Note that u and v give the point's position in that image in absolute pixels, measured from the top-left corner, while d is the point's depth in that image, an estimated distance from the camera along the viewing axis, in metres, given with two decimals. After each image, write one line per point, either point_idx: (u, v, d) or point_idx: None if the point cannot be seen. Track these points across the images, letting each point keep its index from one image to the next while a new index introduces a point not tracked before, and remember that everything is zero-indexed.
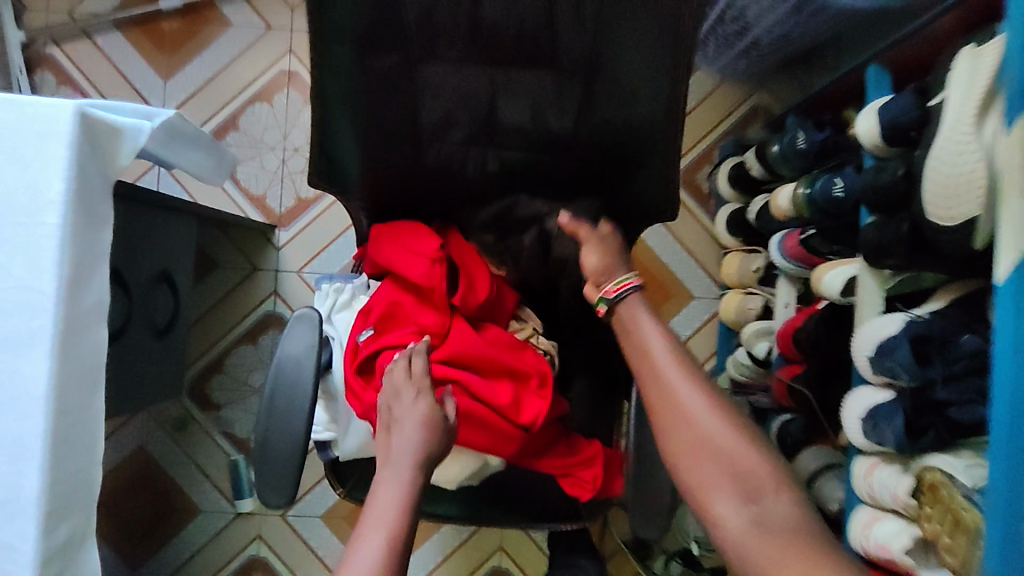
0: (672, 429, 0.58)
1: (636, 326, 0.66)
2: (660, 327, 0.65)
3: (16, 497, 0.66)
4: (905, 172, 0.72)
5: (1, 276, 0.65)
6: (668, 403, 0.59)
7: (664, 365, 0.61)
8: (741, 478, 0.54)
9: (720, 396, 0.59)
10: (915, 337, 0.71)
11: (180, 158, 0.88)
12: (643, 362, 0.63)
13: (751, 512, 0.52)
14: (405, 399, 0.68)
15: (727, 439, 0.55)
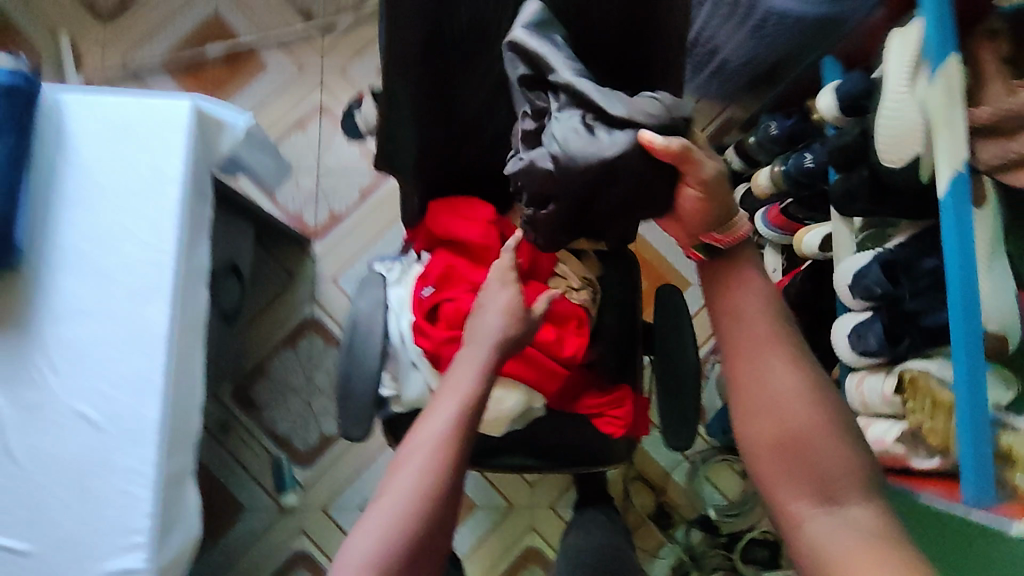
0: (755, 423, 0.59)
1: (737, 293, 0.63)
2: (764, 284, 0.64)
3: (142, 426, 0.76)
4: (861, 132, 0.90)
5: (129, 240, 0.77)
6: (762, 380, 0.59)
7: (762, 345, 0.61)
8: (824, 482, 0.57)
9: (814, 385, 0.59)
10: (885, 261, 0.87)
11: (251, 159, 1.02)
12: (744, 326, 0.61)
13: (832, 515, 0.56)
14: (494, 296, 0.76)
15: (814, 439, 0.57)
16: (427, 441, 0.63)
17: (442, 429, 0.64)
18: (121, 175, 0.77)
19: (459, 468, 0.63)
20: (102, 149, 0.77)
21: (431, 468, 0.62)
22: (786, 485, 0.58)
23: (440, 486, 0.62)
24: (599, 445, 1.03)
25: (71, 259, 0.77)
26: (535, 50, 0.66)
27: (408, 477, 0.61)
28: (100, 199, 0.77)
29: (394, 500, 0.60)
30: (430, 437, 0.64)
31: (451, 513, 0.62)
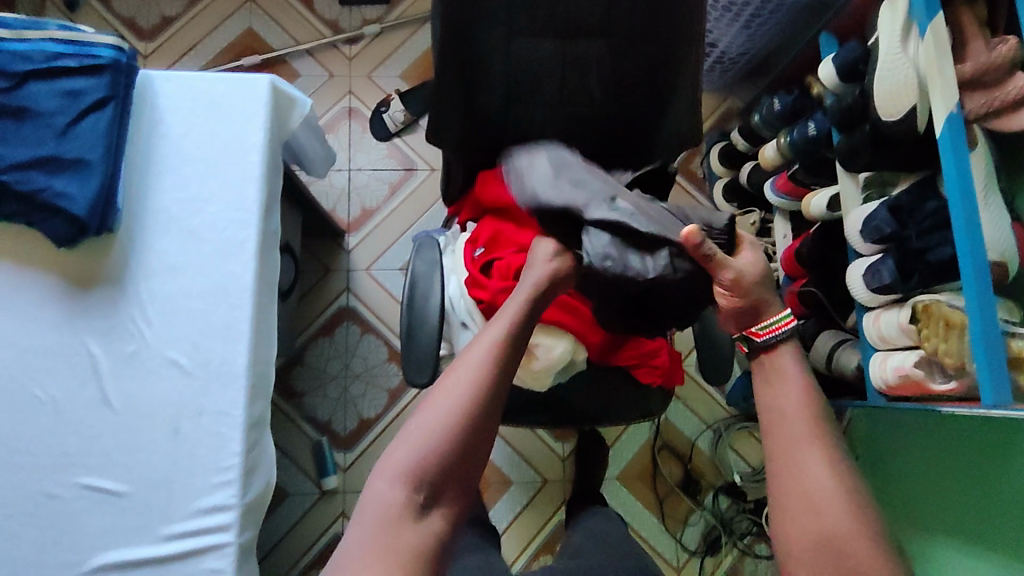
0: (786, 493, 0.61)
1: (780, 390, 0.66)
2: (803, 378, 0.66)
3: (231, 369, 0.82)
4: (861, 92, 1.01)
5: (216, 202, 0.86)
6: (791, 466, 0.62)
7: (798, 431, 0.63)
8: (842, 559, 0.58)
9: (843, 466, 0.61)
10: (892, 206, 0.96)
11: (308, 145, 1.11)
12: (778, 407, 0.65)
13: None
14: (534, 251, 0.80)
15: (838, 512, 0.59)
16: (465, 376, 0.65)
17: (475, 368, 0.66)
18: (208, 146, 0.88)
19: (492, 399, 0.65)
20: (190, 124, 0.88)
21: (467, 397, 0.64)
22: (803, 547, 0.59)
23: (472, 413, 0.64)
24: (636, 395, 1.10)
25: (163, 221, 0.86)
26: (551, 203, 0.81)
27: (448, 393, 0.64)
28: (190, 168, 0.87)
29: (429, 425, 0.62)
30: (466, 372, 0.66)
31: (483, 437, 0.64)
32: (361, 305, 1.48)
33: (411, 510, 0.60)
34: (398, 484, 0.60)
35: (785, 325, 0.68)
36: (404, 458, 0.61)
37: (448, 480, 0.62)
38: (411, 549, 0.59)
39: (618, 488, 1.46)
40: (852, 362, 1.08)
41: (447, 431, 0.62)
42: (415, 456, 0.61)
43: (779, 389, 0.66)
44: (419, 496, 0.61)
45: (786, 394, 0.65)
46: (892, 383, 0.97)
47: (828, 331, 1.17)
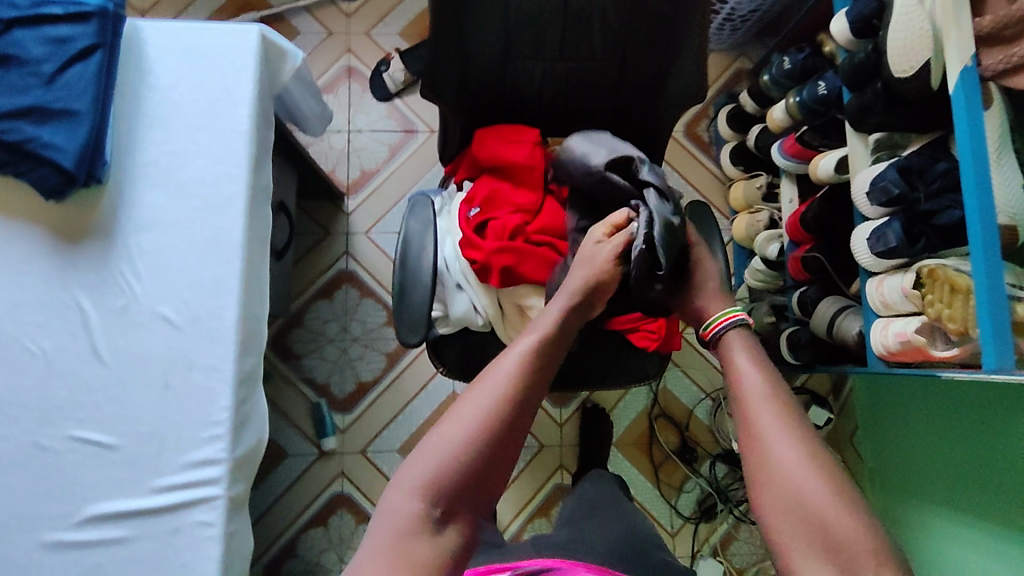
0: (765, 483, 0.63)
1: (751, 396, 0.69)
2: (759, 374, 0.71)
3: (221, 324, 0.82)
4: (875, 48, 0.97)
5: (204, 155, 0.84)
6: (764, 467, 0.63)
7: (768, 426, 0.66)
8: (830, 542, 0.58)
9: (813, 450, 0.64)
10: (901, 167, 0.93)
11: (303, 101, 1.08)
12: (752, 411, 0.68)
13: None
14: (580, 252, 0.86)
15: (817, 494, 0.60)
16: (490, 390, 0.67)
17: (502, 381, 0.68)
18: (196, 97, 0.85)
19: (520, 415, 0.66)
20: (178, 73, 0.85)
21: (492, 412, 0.65)
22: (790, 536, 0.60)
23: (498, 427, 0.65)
24: (631, 359, 1.09)
25: (151, 174, 0.84)
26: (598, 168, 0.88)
27: (470, 409, 0.65)
28: (177, 119, 0.85)
29: (451, 438, 0.63)
30: (491, 387, 0.67)
31: (506, 451, 0.65)
32: (359, 268, 1.48)
33: (424, 521, 0.60)
34: (414, 496, 0.60)
35: (726, 318, 0.79)
36: (419, 472, 0.61)
37: (467, 499, 0.62)
38: (424, 561, 0.59)
39: (615, 454, 1.47)
40: (853, 327, 1.05)
41: (471, 448, 0.63)
42: (429, 468, 0.62)
43: (747, 395, 0.69)
44: (434, 511, 0.61)
45: (756, 398, 0.69)
46: (893, 349, 0.95)
47: (829, 296, 1.13)
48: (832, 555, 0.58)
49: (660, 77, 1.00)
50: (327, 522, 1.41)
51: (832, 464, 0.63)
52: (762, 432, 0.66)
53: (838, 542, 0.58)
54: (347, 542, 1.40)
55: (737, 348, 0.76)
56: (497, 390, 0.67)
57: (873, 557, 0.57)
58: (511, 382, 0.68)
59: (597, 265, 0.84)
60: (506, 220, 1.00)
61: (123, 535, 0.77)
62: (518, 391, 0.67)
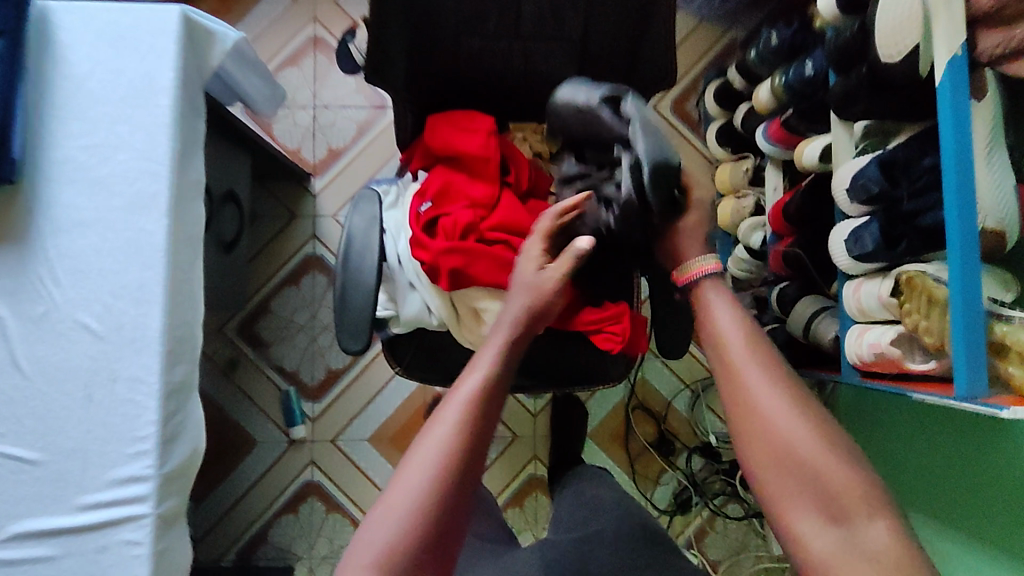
0: (751, 439, 0.57)
1: (728, 352, 0.61)
2: (733, 317, 0.63)
3: (144, 333, 0.77)
4: (861, 27, 0.88)
5: (124, 150, 0.77)
6: (751, 425, 0.57)
7: (752, 379, 0.58)
8: (826, 498, 0.53)
9: (798, 394, 0.58)
10: (883, 161, 0.85)
11: (246, 84, 1.02)
12: (730, 368, 0.60)
13: (837, 531, 0.53)
14: (517, 273, 0.75)
15: (809, 447, 0.55)
16: (436, 444, 0.56)
17: (441, 444, 0.56)
18: (113, 85, 0.78)
19: (468, 475, 0.57)
20: (93, 59, 0.78)
21: (440, 476, 0.55)
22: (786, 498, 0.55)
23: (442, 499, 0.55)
24: (594, 360, 1.04)
25: (67, 170, 0.78)
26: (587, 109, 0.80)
27: (414, 475, 0.55)
28: (92, 110, 0.78)
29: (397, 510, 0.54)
30: (432, 447, 0.56)
31: (456, 522, 0.56)
32: (326, 252, 1.43)
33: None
34: None
35: (702, 268, 0.67)
36: (366, 556, 0.53)
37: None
38: None
39: (590, 446, 1.44)
40: (830, 331, 0.99)
41: (415, 532, 0.54)
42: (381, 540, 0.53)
43: (726, 349, 0.61)
44: None
45: (739, 352, 0.60)
46: (867, 360, 0.89)
47: (807, 298, 1.06)
48: (826, 509, 0.53)
49: (627, 58, 0.91)
50: (297, 511, 1.40)
51: (821, 412, 0.56)
52: (745, 387, 0.58)
53: (834, 494, 0.53)
54: (318, 531, 1.39)
55: (710, 303, 0.65)
56: (437, 455, 0.56)
57: (866, 504, 0.52)
58: (458, 434, 0.57)
59: (540, 295, 0.72)
60: (458, 215, 0.93)
61: (49, 554, 0.75)
62: (462, 449, 0.57)
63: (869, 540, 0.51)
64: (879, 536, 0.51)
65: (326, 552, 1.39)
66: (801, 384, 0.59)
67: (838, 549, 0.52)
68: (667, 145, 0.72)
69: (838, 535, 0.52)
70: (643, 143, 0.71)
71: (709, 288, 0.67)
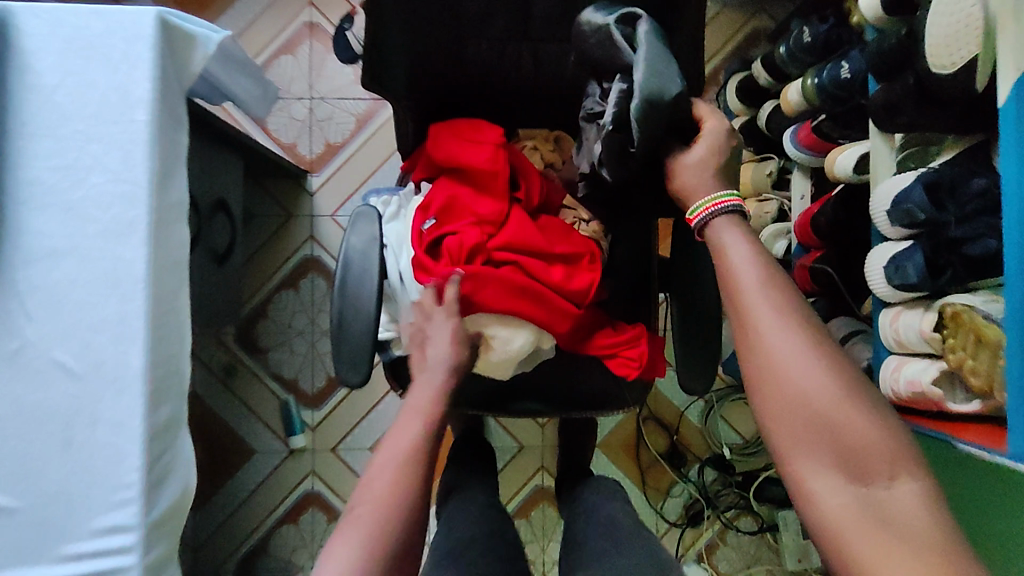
0: (765, 381, 0.52)
1: (748, 298, 0.55)
2: (750, 253, 0.57)
3: (125, 373, 0.71)
4: (909, 32, 0.79)
5: (96, 171, 0.71)
6: (767, 366, 0.52)
7: (773, 325, 0.53)
8: (845, 449, 0.49)
9: (817, 337, 0.53)
10: (929, 183, 0.76)
11: (235, 85, 0.94)
12: (748, 314, 0.54)
13: (854, 485, 0.49)
14: (431, 333, 0.80)
15: (828, 394, 0.50)
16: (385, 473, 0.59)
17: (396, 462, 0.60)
18: (83, 99, 0.71)
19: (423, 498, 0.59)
20: (62, 68, 0.71)
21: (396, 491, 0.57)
22: (801, 448, 0.50)
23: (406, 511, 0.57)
24: (608, 385, 0.98)
25: (36, 194, 0.71)
26: (601, 27, 0.66)
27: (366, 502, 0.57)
28: (62, 126, 0.71)
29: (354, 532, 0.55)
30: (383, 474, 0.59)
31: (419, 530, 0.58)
32: (324, 255, 1.36)
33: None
34: None
35: (708, 208, 0.60)
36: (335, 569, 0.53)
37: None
38: None
39: (600, 458, 1.40)
40: (862, 358, 0.93)
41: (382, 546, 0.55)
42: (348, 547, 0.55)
43: (747, 295, 0.55)
44: None
45: (762, 298, 0.54)
46: (902, 396, 0.83)
47: (838, 318, 1.02)
48: (846, 465, 0.49)
49: None
50: (298, 520, 1.36)
51: (841, 358, 0.52)
52: (764, 334, 0.53)
53: (857, 451, 0.49)
54: (319, 541, 1.35)
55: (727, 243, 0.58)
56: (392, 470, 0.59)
57: (887, 457, 0.49)
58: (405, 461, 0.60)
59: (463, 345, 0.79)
60: (465, 234, 0.86)
61: None
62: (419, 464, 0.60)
63: (889, 497, 0.48)
64: (900, 494, 0.48)
65: None
66: (818, 326, 0.54)
67: (853, 503, 0.48)
68: (674, 78, 0.62)
69: (853, 490, 0.49)
70: (641, 78, 0.61)
71: (721, 226, 0.60)
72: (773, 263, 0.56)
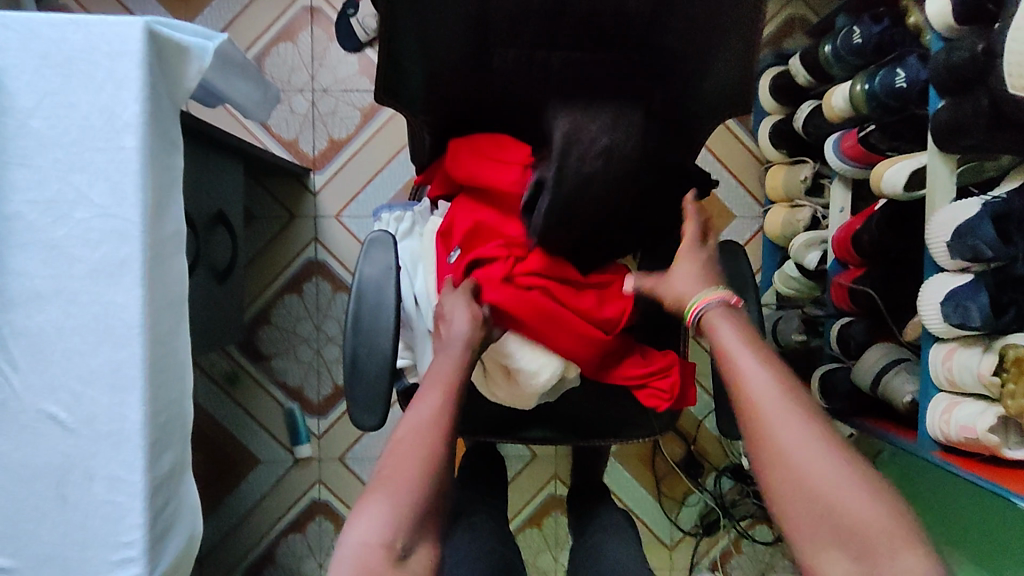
0: (766, 466, 0.51)
1: (748, 379, 0.54)
2: (741, 338, 0.58)
3: (123, 426, 0.66)
4: (985, 48, 0.71)
5: (84, 205, 0.65)
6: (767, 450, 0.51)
7: (775, 410, 0.52)
8: (848, 533, 0.47)
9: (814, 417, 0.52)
10: (997, 215, 0.70)
11: (231, 88, 0.86)
12: (744, 396, 0.54)
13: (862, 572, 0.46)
14: (454, 310, 0.75)
15: (828, 475, 0.49)
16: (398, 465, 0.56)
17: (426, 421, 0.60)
18: (66, 124, 0.64)
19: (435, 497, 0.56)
20: (37, 90, 0.64)
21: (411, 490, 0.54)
22: (808, 534, 0.49)
23: (435, 487, 0.57)
24: (634, 413, 0.94)
25: (18, 231, 0.64)
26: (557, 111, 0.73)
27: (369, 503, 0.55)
28: (43, 155, 0.64)
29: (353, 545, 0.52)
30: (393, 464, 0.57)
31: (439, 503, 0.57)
32: (328, 258, 1.29)
33: (391, 550, 0.52)
34: None
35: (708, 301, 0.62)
36: (364, 530, 0.52)
37: None
38: None
39: (614, 466, 1.36)
40: (905, 392, 0.88)
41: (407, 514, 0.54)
42: (370, 517, 0.53)
43: (746, 378, 0.54)
44: None
45: (760, 380, 0.54)
46: (954, 439, 0.78)
47: (877, 344, 0.96)
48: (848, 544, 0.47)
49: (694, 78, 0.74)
50: (305, 530, 1.32)
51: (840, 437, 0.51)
52: (764, 420, 0.52)
53: (855, 529, 0.47)
54: (327, 551, 1.32)
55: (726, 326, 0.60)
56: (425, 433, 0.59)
57: (893, 540, 0.46)
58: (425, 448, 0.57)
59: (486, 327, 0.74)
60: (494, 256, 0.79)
61: None
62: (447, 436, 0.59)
63: None
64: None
65: None
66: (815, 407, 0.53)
67: None
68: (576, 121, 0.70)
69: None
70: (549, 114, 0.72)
71: (717, 313, 0.62)
72: (768, 347, 0.57)
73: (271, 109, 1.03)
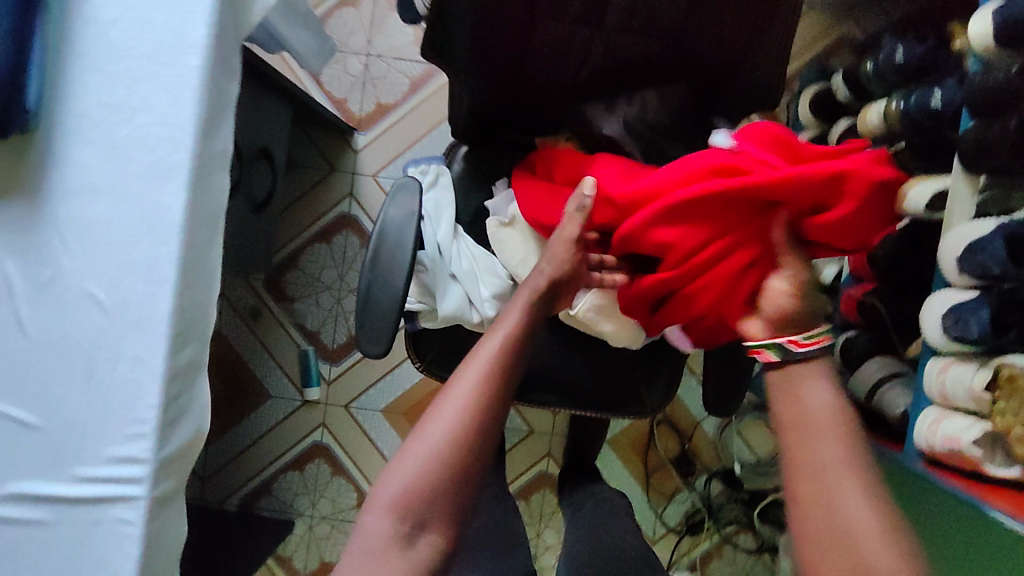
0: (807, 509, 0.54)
1: (810, 440, 0.57)
2: (827, 395, 0.59)
3: (151, 314, 0.71)
4: (1018, 71, 0.72)
5: (145, 112, 0.71)
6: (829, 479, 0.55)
7: (837, 465, 0.55)
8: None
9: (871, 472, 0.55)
10: (1010, 235, 0.71)
11: (289, 34, 0.93)
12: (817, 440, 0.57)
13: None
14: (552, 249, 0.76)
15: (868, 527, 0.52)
16: (460, 398, 0.64)
17: (470, 390, 0.65)
18: (139, 37, 0.71)
19: (497, 415, 0.65)
20: (122, 6, 0.71)
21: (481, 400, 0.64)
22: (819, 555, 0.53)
23: (489, 414, 0.64)
24: (629, 389, 0.97)
25: (86, 127, 0.72)
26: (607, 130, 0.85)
27: (449, 411, 0.63)
28: (117, 64, 0.71)
29: (424, 447, 0.62)
30: (466, 383, 0.65)
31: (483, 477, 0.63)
32: (361, 214, 1.35)
33: (400, 536, 0.59)
34: (386, 516, 0.59)
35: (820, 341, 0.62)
36: (447, 413, 0.63)
37: (437, 513, 0.60)
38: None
39: (608, 453, 1.39)
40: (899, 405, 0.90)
41: (426, 496, 0.60)
42: (423, 451, 0.61)
43: (811, 443, 0.57)
44: (405, 526, 0.59)
45: (824, 456, 0.56)
46: (937, 450, 0.79)
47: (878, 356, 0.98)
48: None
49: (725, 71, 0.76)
50: (303, 468, 1.38)
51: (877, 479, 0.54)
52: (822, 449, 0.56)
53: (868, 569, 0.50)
54: (322, 491, 1.38)
55: (797, 378, 0.61)
56: (470, 398, 0.64)
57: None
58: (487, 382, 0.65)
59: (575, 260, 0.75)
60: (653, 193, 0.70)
61: (42, 519, 0.72)
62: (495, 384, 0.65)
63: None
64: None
65: (327, 512, 1.38)
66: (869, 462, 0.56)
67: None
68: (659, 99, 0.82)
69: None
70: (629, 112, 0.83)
71: (815, 366, 0.62)
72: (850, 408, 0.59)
73: (327, 60, 1.10)
